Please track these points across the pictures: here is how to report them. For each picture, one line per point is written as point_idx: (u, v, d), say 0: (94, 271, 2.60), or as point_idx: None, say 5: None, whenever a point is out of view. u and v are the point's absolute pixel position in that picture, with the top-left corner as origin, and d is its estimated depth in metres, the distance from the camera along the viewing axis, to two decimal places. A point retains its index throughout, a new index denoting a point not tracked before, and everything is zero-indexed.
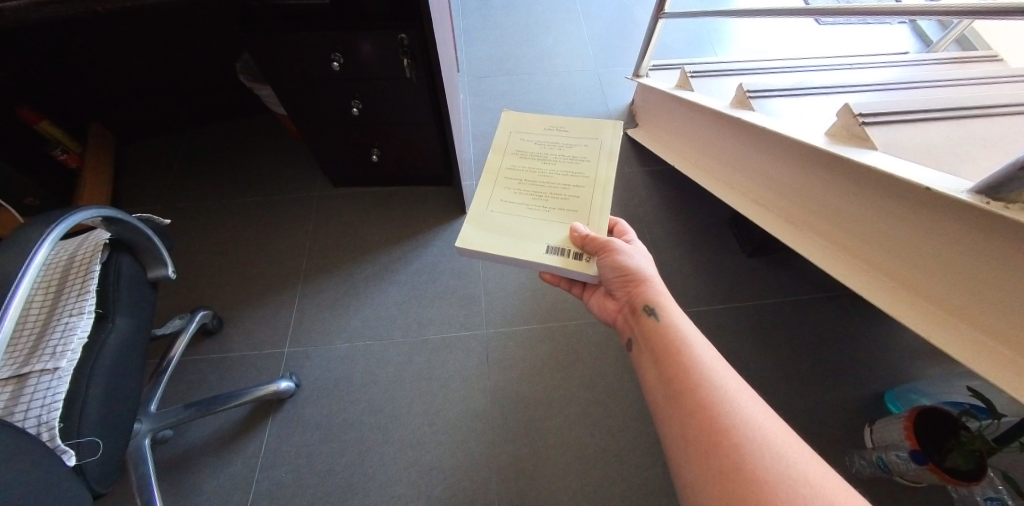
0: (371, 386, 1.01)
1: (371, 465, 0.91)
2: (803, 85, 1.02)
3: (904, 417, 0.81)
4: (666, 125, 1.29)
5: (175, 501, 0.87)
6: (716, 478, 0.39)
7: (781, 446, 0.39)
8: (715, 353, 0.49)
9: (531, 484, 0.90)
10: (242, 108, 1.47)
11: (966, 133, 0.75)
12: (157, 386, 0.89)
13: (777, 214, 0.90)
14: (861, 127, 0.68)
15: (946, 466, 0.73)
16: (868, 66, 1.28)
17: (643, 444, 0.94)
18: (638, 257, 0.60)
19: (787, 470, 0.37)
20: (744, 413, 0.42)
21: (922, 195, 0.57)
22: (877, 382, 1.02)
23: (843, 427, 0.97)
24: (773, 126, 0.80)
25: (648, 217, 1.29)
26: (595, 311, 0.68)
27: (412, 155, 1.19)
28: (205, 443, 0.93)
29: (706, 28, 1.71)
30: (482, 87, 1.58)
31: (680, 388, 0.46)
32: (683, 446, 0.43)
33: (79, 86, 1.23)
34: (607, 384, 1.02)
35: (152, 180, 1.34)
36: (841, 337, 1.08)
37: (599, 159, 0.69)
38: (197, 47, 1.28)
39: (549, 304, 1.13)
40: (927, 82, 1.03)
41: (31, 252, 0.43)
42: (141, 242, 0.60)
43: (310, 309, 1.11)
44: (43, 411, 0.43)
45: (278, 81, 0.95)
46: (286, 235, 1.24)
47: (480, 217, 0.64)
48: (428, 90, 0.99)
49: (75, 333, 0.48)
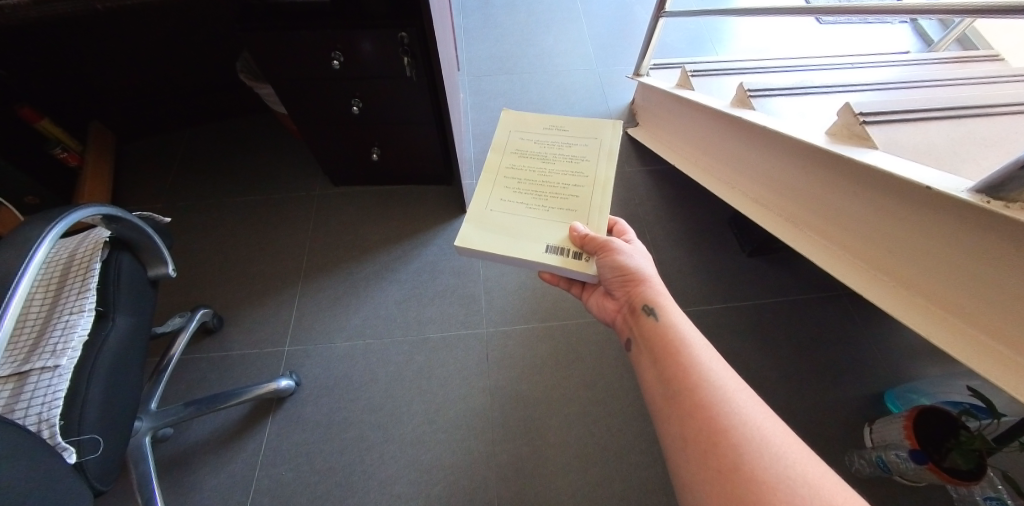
0: (371, 385, 1.01)
1: (370, 465, 0.91)
2: (803, 84, 1.02)
3: (904, 417, 0.81)
4: (666, 124, 1.29)
5: (176, 499, 0.87)
6: (715, 478, 0.39)
7: (780, 446, 0.39)
8: (714, 353, 0.49)
9: (531, 483, 0.90)
10: (242, 106, 1.47)
11: (967, 133, 0.74)
12: (157, 384, 0.89)
13: (777, 214, 0.90)
14: (861, 127, 0.68)
15: (946, 465, 0.73)
16: (869, 65, 1.28)
17: (643, 443, 0.94)
18: (638, 257, 0.60)
19: (786, 470, 0.37)
20: (743, 413, 0.42)
21: (922, 195, 0.57)
22: (877, 382, 1.02)
23: (843, 427, 0.97)
24: (773, 126, 0.80)
25: (648, 216, 1.29)
26: (595, 311, 0.68)
27: (412, 154, 1.19)
28: (205, 441, 0.93)
29: (707, 27, 1.70)
30: (482, 86, 1.58)
31: (680, 388, 0.46)
32: (682, 446, 0.43)
33: (79, 85, 1.23)
34: (607, 383, 1.02)
35: (152, 179, 1.34)
36: (841, 336, 1.08)
37: (599, 158, 0.69)
38: (198, 45, 1.28)
39: (549, 303, 1.13)
40: (928, 81, 1.03)
41: (31, 249, 0.43)
42: (141, 240, 0.60)
43: (310, 308, 1.11)
44: (44, 408, 0.44)
45: (278, 80, 0.95)
46: (287, 234, 1.24)
47: (479, 216, 0.64)
48: (428, 89, 0.99)
49: (76, 330, 0.48)
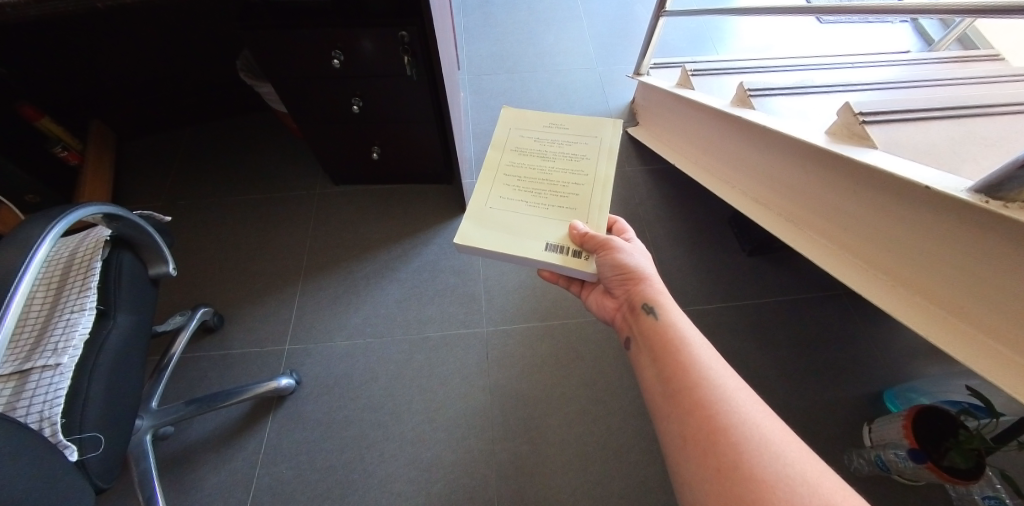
0: (371, 383, 1.01)
1: (371, 463, 0.91)
2: (804, 83, 1.02)
3: (904, 416, 0.81)
4: (666, 123, 1.29)
5: (176, 496, 0.87)
6: (715, 477, 0.40)
7: (778, 444, 0.40)
8: (713, 351, 0.49)
9: (531, 482, 0.90)
10: (242, 105, 1.47)
11: (967, 133, 0.75)
12: (158, 382, 0.90)
13: (777, 213, 0.90)
14: (861, 126, 0.68)
15: (945, 464, 0.74)
16: (869, 65, 1.28)
17: (643, 442, 0.95)
18: (638, 256, 0.60)
19: (783, 468, 0.38)
20: (742, 412, 0.42)
21: (922, 194, 0.57)
22: (876, 381, 1.02)
23: (842, 426, 0.97)
24: (773, 125, 0.80)
25: (648, 215, 1.29)
26: (594, 310, 0.68)
27: (412, 153, 1.19)
28: (206, 440, 0.93)
29: (707, 26, 1.70)
30: (482, 85, 1.58)
31: (680, 387, 0.46)
32: (682, 445, 0.44)
33: (79, 83, 1.23)
34: (606, 382, 1.02)
35: (152, 178, 1.34)
36: (840, 336, 1.08)
37: (599, 157, 0.69)
38: (198, 44, 1.28)
39: (549, 302, 1.13)
40: (928, 81, 1.03)
41: (32, 248, 0.43)
42: (142, 239, 0.60)
43: (310, 307, 1.11)
44: (45, 406, 0.44)
45: (278, 79, 0.95)
46: (287, 232, 1.24)
47: (479, 213, 0.64)
48: (428, 87, 0.99)
49: (77, 329, 0.48)
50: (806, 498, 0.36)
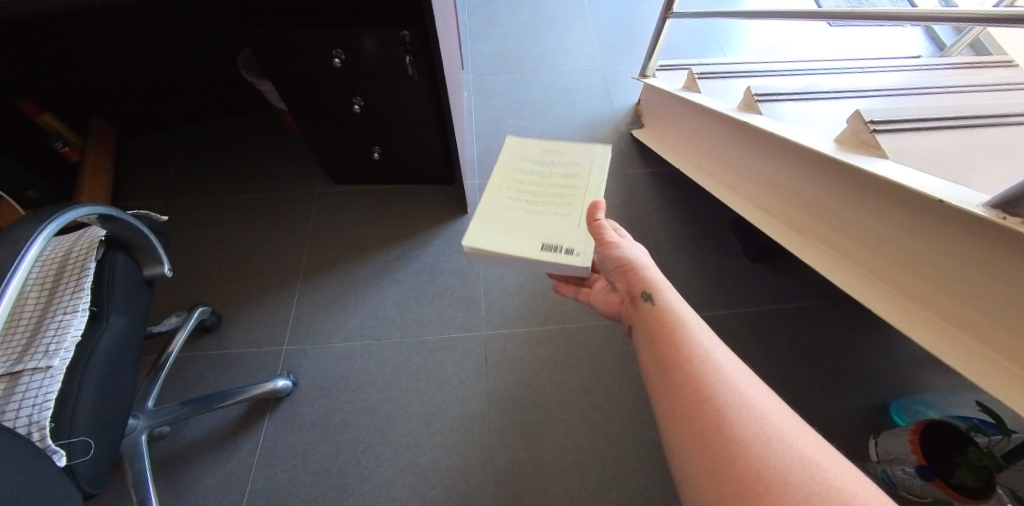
0: (368, 386, 1.00)
1: (366, 466, 0.90)
2: (812, 89, 1.00)
3: (910, 431, 0.79)
4: (671, 126, 1.27)
5: (170, 497, 0.87)
6: (701, 447, 0.37)
7: (765, 413, 0.37)
8: (707, 330, 0.47)
9: (529, 489, 0.89)
10: (244, 102, 1.46)
11: (980, 142, 0.73)
12: (154, 382, 0.89)
13: (782, 221, 0.89)
14: (872, 135, 0.66)
15: (953, 482, 0.72)
16: (879, 69, 1.25)
17: (643, 450, 0.93)
18: (636, 247, 0.59)
19: (767, 432, 0.36)
20: (735, 387, 0.40)
21: (933, 207, 0.55)
22: (882, 392, 1.00)
23: (847, 437, 0.95)
24: (780, 132, 0.78)
25: (651, 219, 1.28)
26: (598, 307, 0.66)
27: (412, 154, 1.18)
28: (201, 440, 0.92)
29: (714, 28, 1.68)
30: (486, 85, 1.56)
31: (671, 364, 0.45)
32: (673, 422, 0.41)
33: (80, 78, 1.22)
34: (607, 388, 1.00)
35: (152, 175, 1.34)
36: (846, 346, 1.07)
37: (590, 178, 0.66)
38: (201, 41, 1.27)
39: (549, 306, 1.12)
40: (938, 88, 1.01)
41: (22, 250, 0.42)
42: (137, 241, 0.59)
43: (309, 308, 1.11)
44: (34, 410, 0.42)
45: (279, 77, 0.94)
46: (286, 231, 1.23)
47: (480, 218, 0.62)
48: (430, 88, 0.97)
49: (69, 331, 0.47)
50: (802, 479, 0.32)
